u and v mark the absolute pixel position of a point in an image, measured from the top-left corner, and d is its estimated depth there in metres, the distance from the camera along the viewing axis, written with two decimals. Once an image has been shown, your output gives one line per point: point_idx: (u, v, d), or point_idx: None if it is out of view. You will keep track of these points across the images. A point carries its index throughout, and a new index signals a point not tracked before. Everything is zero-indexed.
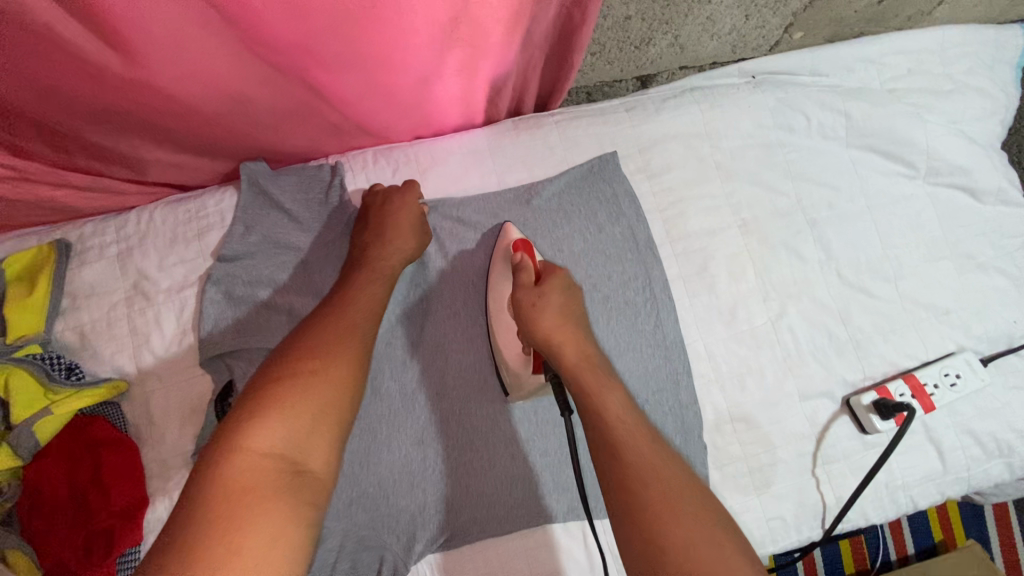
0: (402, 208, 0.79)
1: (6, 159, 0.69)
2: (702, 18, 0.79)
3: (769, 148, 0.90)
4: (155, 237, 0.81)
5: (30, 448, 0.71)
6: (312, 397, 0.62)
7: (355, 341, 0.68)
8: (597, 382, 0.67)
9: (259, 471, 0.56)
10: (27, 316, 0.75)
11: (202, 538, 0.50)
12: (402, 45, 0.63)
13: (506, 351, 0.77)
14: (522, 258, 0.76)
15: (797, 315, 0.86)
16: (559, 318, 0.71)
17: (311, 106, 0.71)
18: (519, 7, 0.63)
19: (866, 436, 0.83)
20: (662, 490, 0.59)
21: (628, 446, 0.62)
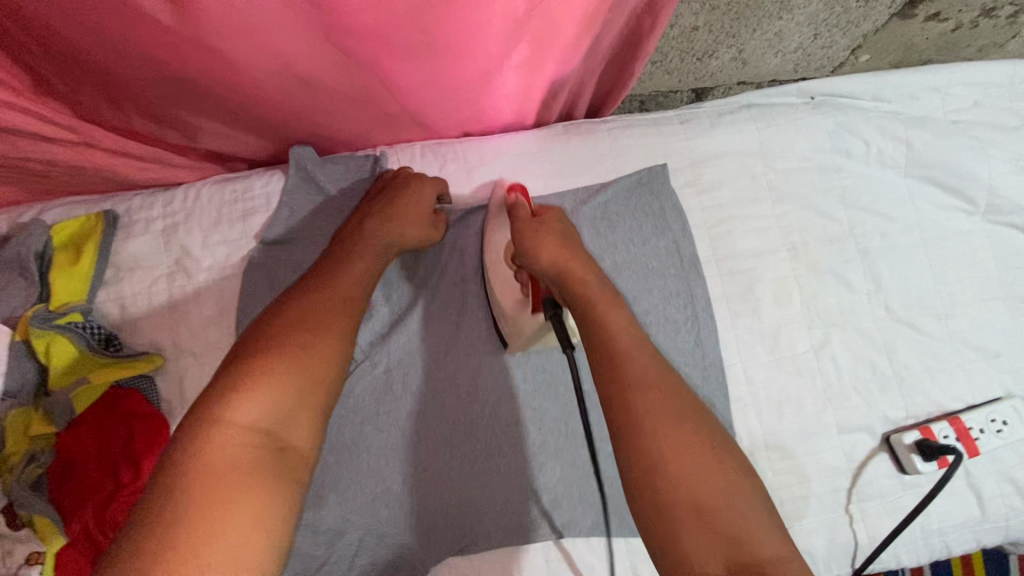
0: (403, 194, 0.77)
1: (67, 120, 0.69)
2: (769, 34, 0.77)
3: (823, 171, 0.87)
4: (201, 216, 0.81)
5: (64, 415, 0.72)
6: (298, 372, 0.61)
7: (341, 318, 0.67)
8: (604, 310, 0.63)
9: (241, 447, 0.55)
10: (74, 282, 0.77)
11: (184, 512, 0.50)
12: (473, 40, 0.62)
13: (504, 302, 0.76)
14: (517, 199, 0.76)
15: (841, 345, 0.83)
16: (558, 244, 0.68)
17: (370, 95, 0.71)
18: (596, 9, 0.62)
19: (905, 476, 0.81)
20: (663, 414, 0.55)
21: (633, 368, 0.58)
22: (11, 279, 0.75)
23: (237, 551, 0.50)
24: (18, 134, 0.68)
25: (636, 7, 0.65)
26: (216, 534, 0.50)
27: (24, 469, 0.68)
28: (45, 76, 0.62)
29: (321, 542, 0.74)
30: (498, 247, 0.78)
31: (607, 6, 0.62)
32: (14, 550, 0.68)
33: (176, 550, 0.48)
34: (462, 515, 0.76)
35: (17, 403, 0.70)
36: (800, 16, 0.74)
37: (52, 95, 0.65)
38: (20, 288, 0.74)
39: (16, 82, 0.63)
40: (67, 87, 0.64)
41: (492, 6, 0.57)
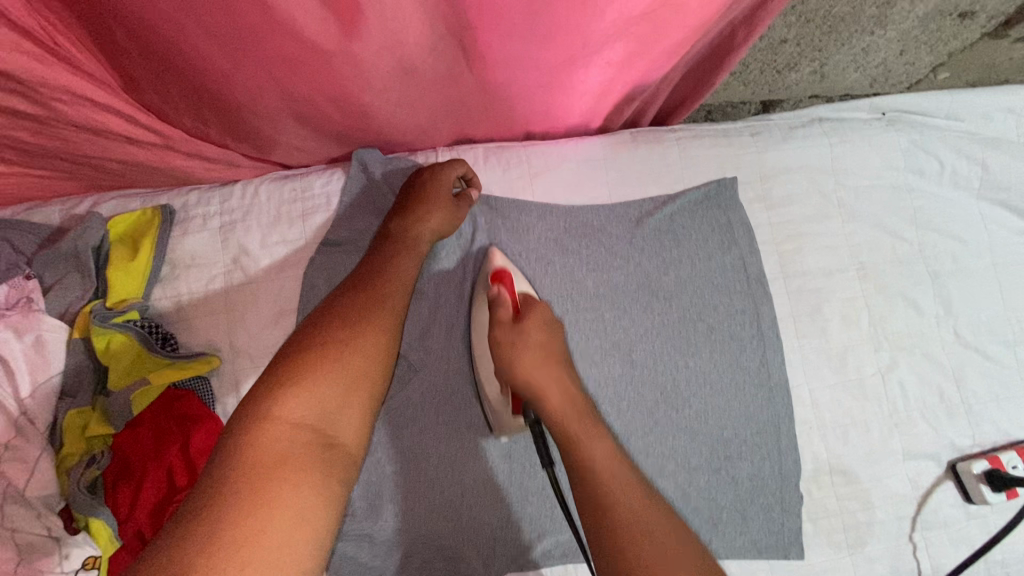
0: (433, 182, 0.75)
1: (150, 122, 0.66)
2: (856, 49, 0.75)
3: (897, 191, 0.85)
4: (259, 214, 0.79)
5: (122, 416, 0.69)
6: (345, 368, 0.59)
7: (389, 311, 0.65)
8: (586, 432, 0.58)
9: (289, 445, 0.53)
10: (130, 279, 0.74)
11: (224, 513, 0.47)
12: (580, 44, 0.62)
13: (488, 389, 0.73)
14: (499, 289, 0.71)
15: (909, 370, 0.81)
16: (540, 360, 0.62)
17: (457, 99, 0.71)
18: (703, 23, 0.64)
19: (970, 505, 0.79)
20: (644, 531, 0.52)
21: (618, 510, 0.53)
22: (68, 273, 0.73)
23: (277, 559, 0.47)
24: (99, 133, 0.66)
25: (734, 14, 0.64)
26: (263, 521, 0.47)
27: (81, 471, 0.66)
28: (137, 82, 0.59)
29: (377, 550, 0.73)
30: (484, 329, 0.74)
31: (711, 13, 0.62)
32: (68, 556, 0.64)
33: (214, 552, 0.45)
34: (524, 531, 0.74)
35: (75, 404, 0.69)
36: (892, 32, 0.72)
37: (139, 97, 0.62)
38: (77, 284, 0.73)
39: (105, 81, 0.60)
40: (156, 92, 0.61)
41: (607, 13, 0.57)
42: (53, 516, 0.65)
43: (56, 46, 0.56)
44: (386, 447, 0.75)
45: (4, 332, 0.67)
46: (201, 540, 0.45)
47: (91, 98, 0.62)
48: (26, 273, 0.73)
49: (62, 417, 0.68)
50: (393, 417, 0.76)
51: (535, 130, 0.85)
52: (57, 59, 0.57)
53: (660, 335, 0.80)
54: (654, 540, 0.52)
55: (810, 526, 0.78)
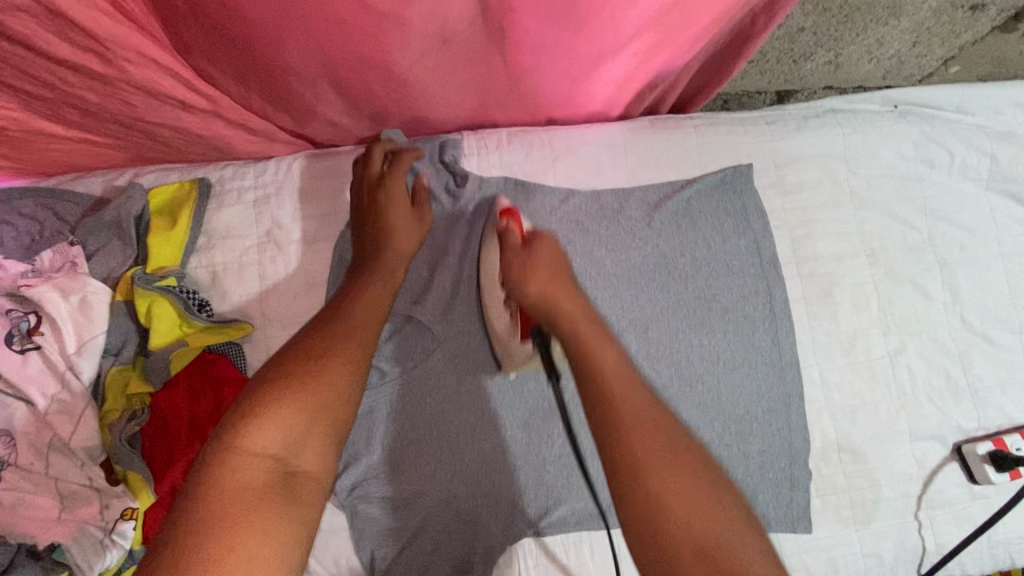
0: (394, 204, 0.78)
1: (200, 89, 0.69)
2: (870, 40, 0.78)
3: (907, 181, 0.88)
4: (292, 189, 0.82)
5: (161, 375, 0.73)
6: (310, 396, 0.57)
7: (357, 338, 0.62)
8: (591, 332, 0.60)
9: (248, 482, 0.52)
10: (168, 247, 0.78)
11: (178, 559, 0.47)
12: (613, 35, 0.67)
13: (496, 324, 0.76)
14: (508, 224, 0.75)
15: (916, 352, 0.84)
16: (549, 278, 0.67)
17: (488, 82, 0.74)
18: (726, 11, 0.68)
19: (975, 486, 0.82)
20: (650, 433, 0.52)
21: (621, 403, 0.53)
22: (109, 241, 0.77)
23: None
24: (157, 97, 0.70)
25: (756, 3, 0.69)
26: (217, 568, 0.47)
27: (124, 425, 0.69)
28: (194, 49, 0.63)
29: (398, 513, 0.76)
30: (491, 268, 0.77)
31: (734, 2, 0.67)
32: (108, 506, 0.67)
33: None
34: (540, 498, 0.77)
35: (119, 361, 0.73)
36: (905, 23, 0.76)
37: (194, 64, 0.65)
38: (119, 250, 0.77)
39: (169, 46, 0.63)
40: (213, 59, 0.64)
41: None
42: (95, 468, 0.69)
43: (127, 10, 0.59)
44: (408, 415, 0.78)
45: (51, 292, 0.70)
46: None
47: (155, 61, 0.65)
48: (69, 239, 0.77)
49: (105, 372, 0.72)
50: (415, 386, 0.79)
51: (557, 115, 0.88)
52: (128, 20, 0.61)
53: (675, 314, 0.82)
54: (661, 436, 0.52)
55: (818, 502, 0.80)
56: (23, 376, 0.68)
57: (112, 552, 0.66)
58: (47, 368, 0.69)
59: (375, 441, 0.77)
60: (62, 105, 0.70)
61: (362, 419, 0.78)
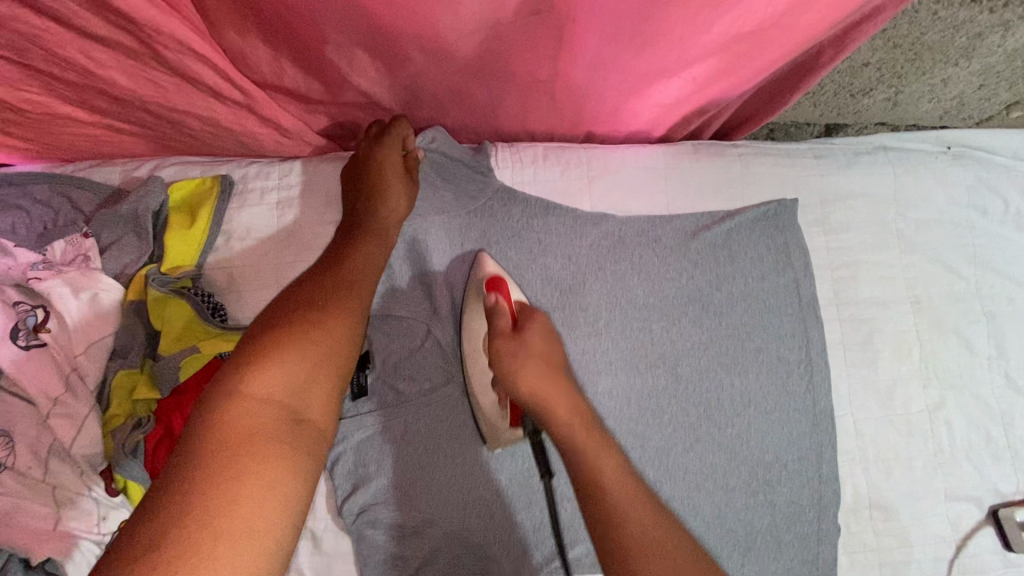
0: (386, 161, 0.73)
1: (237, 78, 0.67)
2: (934, 80, 0.74)
3: (958, 228, 0.84)
4: (317, 191, 0.79)
5: (169, 381, 0.67)
6: (312, 345, 0.58)
7: (352, 298, 0.63)
8: (588, 439, 0.62)
9: (258, 420, 0.53)
10: (186, 244, 0.75)
11: (195, 494, 0.47)
12: (675, 55, 0.66)
13: (483, 402, 0.72)
14: (497, 301, 0.70)
15: (956, 408, 0.80)
16: (546, 373, 0.65)
17: (534, 89, 0.72)
18: (796, 47, 0.66)
19: (1009, 553, 0.78)
20: (661, 555, 0.57)
21: (622, 518, 0.58)
22: (125, 235, 0.74)
23: (252, 532, 0.48)
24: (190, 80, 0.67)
25: (828, 35, 0.66)
26: (233, 504, 0.48)
27: (127, 435, 0.65)
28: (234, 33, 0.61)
29: (407, 541, 0.73)
30: (477, 338, 0.73)
31: (807, 35, 0.65)
32: (105, 517, 0.65)
33: (188, 533, 0.46)
34: (555, 537, 0.74)
35: (126, 363, 0.68)
36: (975, 65, 0.71)
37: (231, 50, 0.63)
38: (134, 246, 0.74)
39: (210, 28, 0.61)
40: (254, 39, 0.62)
41: (714, 13, 0.60)
42: (95, 478, 0.65)
43: None
44: (423, 440, 0.74)
45: (63, 288, 0.67)
46: (176, 521, 0.46)
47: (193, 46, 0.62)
48: (83, 231, 0.74)
49: (111, 376, 0.67)
50: (431, 408, 0.75)
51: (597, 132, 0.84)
52: None
53: (708, 351, 0.79)
54: (670, 559, 0.57)
55: (845, 559, 0.77)
56: (25, 375, 0.64)
57: None
58: (49, 364, 0.65)
59: (386, 465, 0.73)
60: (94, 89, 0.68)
61: (373, 438, 0.74)
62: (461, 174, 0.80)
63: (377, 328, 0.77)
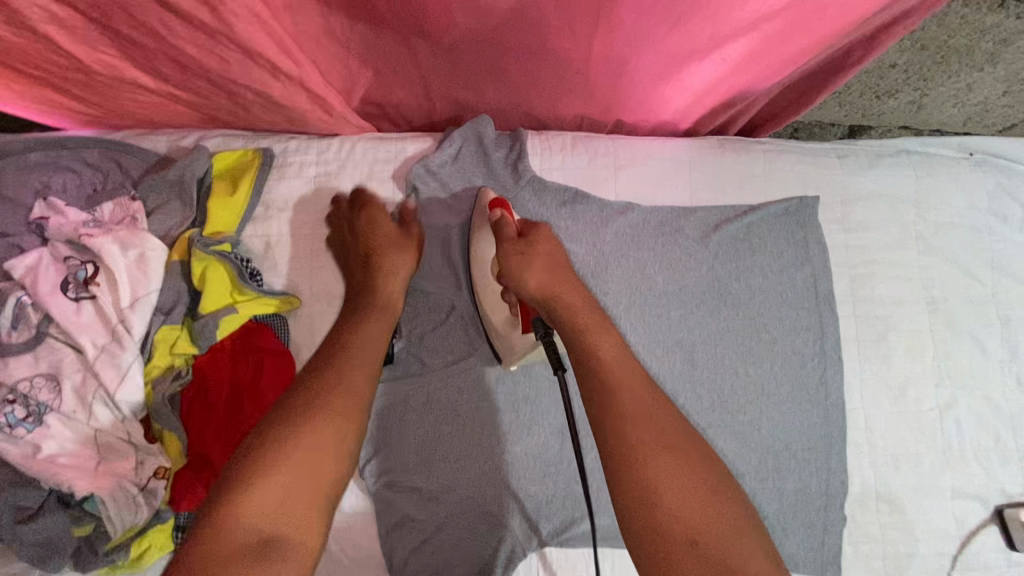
0: (376, 229, 0.76)
1: (290, 53, 0.71)
2: (961, 83, 0.76)
3: (977, 232, 0.85)
4: (354, 169, 0.83)
5: (208, 340, 0.71)
6: (298, 454, 0.55)
7: (347, 396, 0.61)
8: (594, 326, 0.64)
9: (234, 547, 0.50)
10: (227, 212, 0.78)
11: None
12: (710, 35, 0.68)
13: (494, 318, 0.74)
14: (500, 215, 0.73)
15: (967, 409, 0.81)
16: (551, 274, 0.68)
17: (572, 68, 0.75)
18: (825, 39, 0.69)
19: (1012, 553, 0.79)
20: (653, 431, 0.56)
21: (636, 409, 0.58)
22: (170, 200, 0.77)
23: None
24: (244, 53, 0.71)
25: (857, 34, 0.69)
26: None
27: (168, 384, 0.70)
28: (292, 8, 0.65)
29: (423, 505, 0.75)
30: (484, 259, 0.76)
31: (838, 26, 0.67)
32: (142, 463, 0.69)
33: None
34: (566, 508, 0.76)
35: (168, 320, 0.72)
36: (1002, 71, 0.73)
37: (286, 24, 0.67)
38: (178, 210, 0.77)
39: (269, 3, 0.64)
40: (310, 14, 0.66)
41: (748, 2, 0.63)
42: (135, 424, 0.69)
43: None
44: (445, 407, 0.77)
45: (112, 244, 0.70)
46: None
47: (256, 14, 0.65)
48: (131, 195, 0.77)
49: (155, 330, 0.71)
50: (454, 378, 0.77)
51: (624, 123, 0.87)
52: None
53: (723, 340, 0.81)
54: (664, 435, 0.57)
55: (850, 549, 0.79)
56: (75, 323, 0.68)
57: (143, 508, 0.68)
58: (99, 317, 0.69)
59: (407, 430, 0.76)
60: (156, 55, 0.70)
61: (397, 405, 0.77)
62: (493, 159, 0.84)
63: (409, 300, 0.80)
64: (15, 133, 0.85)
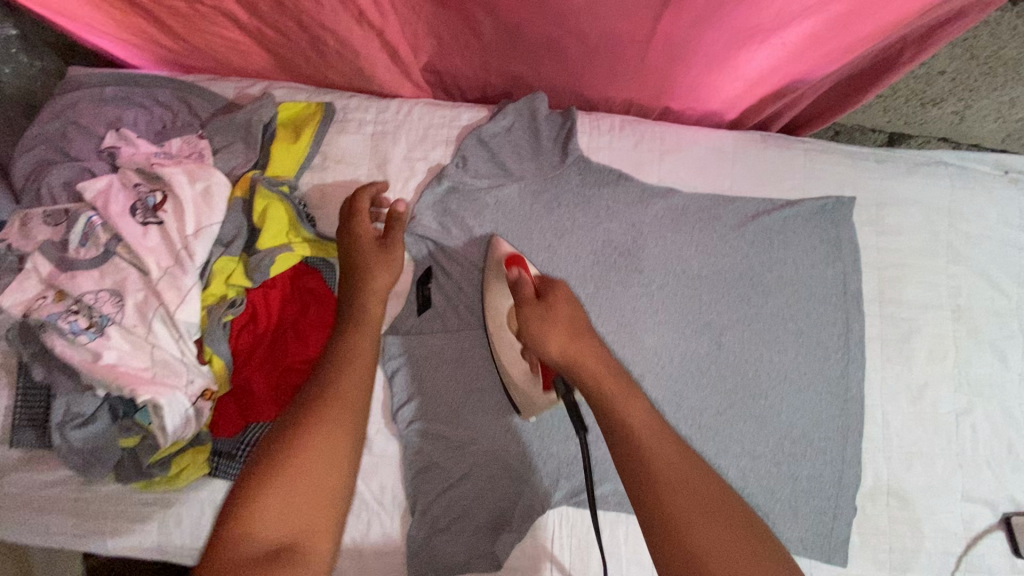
0: (362, 245, 0.74)
1: (368, 10, 0.75)
2: (1005, 97, 0.80)
3: (1008, 246, 0.87)
4: (409, 130, 0.87)
5: (263, 275, 0.75)
6: (303, 467, 0.53)
7: (344, 404, 0.58)
8: (620, 392, 0.58)
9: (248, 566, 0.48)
10: (286, 157, 0.82)
11: None
12: (776, 12, 0.71)
13: (513, 371, 0.73)
14: (519, 274, 0.70)
15: (983, 416, 0.83)
16: (567, 331, 0.63)
17: (633, 48, 0.79)
18: (878, 32, 0.73)
19: (1017, 559, 0.80)
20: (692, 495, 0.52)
21: (672, 481, 0.52)
22: (234, 141, 0.81)
23: None
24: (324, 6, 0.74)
25: (908, 33, 0.73)
26: None
27: (221, 311, 0.73)
28: None
29: (449, 454, 0.78)
30: (499, 314, 0.75)
31: (904, 12, 0.70)
32: (192, 382, 0.71)
33: None
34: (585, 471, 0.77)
35: (227, 251, 0.75)
36: None
37: None
38: (241, 151, 0.81)
39: None
40: None
41: None
42: (189, 346, 0.71)
43: None
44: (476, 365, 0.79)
45: (182, 176, 0.74)
46: None
47: None
48: (199, 133, 0.82)
49: (214, 260, 0.74)
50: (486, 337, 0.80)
51: (671, 110, 0.90)
52: None
53: (751, 325, 0.83)
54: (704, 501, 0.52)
55: (857, 538, 0.81)
56: (143, 245, 0.72)
57: (189, 424, 0.71)
58: (164, 242, 0.73)
59: (439, 382, 0.79)
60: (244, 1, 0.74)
61: (432, 357, 0.80)
62: (544, 133, 0.86)
63: (451, 259, 0.83)
64: (93, 68, 0.89)
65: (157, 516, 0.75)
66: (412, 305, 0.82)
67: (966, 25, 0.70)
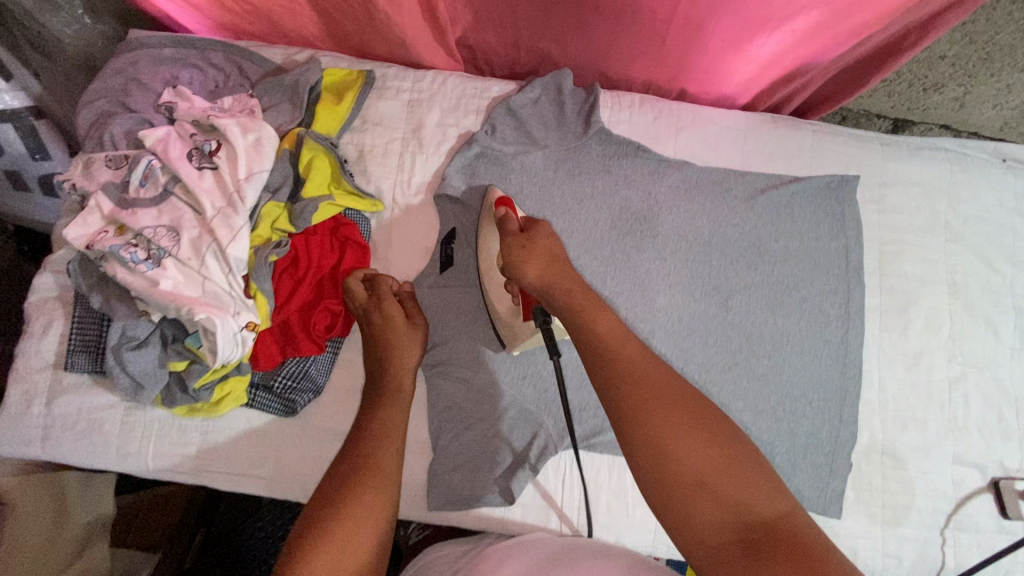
0: (392, 322, 0.78)
1: None
2: (1001, 83, 0.86)
3: (1003, 229, 0.92)
4: (443, 99, 0.93)
5: (306, 221, 0.81)
6: (350, 516, 0.56)
7: (384, 462, 0.63)
8: (591, 308, 0.63)
9: None
10: (330, 117, 0.88)
11: None
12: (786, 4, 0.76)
13: (500, 308, 0.78)
14: (506, 213, 0.76)
15: (975, 385, 0.88)
16: (547, 261, 0.68)
17: (655, 28, 0.85)
18: (884, 19, 0.78)
19: (1004, 521, 0.85)
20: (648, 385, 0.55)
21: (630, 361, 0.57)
22: (281, 101, 0.87)
23: None
24: None
25: (912, 19, 0.78)
26: None
27: (268, 252, 0.80)
28: None
29: (470, 397, 0.83)
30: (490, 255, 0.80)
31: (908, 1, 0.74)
32: (239, 313, 0.76)
33: None
34: (596, 417, 0.83)
35: (274, 197, 0.82)
36: None
37: None
38: (288, 110, 0.87)
39: None
40: None
41: None
42: (237, 279, 0.76)
43: None
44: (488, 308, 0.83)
45: (235, 126, 0.80)
46: None
47: None
48: (249, 93, 0.88)
49: (261, 205, 0.81)
50: None
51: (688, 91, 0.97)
52: None
53: (758, 291, 0.88)
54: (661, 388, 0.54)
55: (852, 494, 0.85)
56: (199, 186, 0.78)
57: (238, 349, 0.76)
58: (218, 185, 0.79)
59: (462, 331, 0.84)
60: None
61: (451, 310, 0.85)
62: (569, 105, 0.92)
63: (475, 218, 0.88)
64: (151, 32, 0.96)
65: (196, 443, 0.81)
66: (436, 263, 0.87)
67: (964, 11, 0.75)
